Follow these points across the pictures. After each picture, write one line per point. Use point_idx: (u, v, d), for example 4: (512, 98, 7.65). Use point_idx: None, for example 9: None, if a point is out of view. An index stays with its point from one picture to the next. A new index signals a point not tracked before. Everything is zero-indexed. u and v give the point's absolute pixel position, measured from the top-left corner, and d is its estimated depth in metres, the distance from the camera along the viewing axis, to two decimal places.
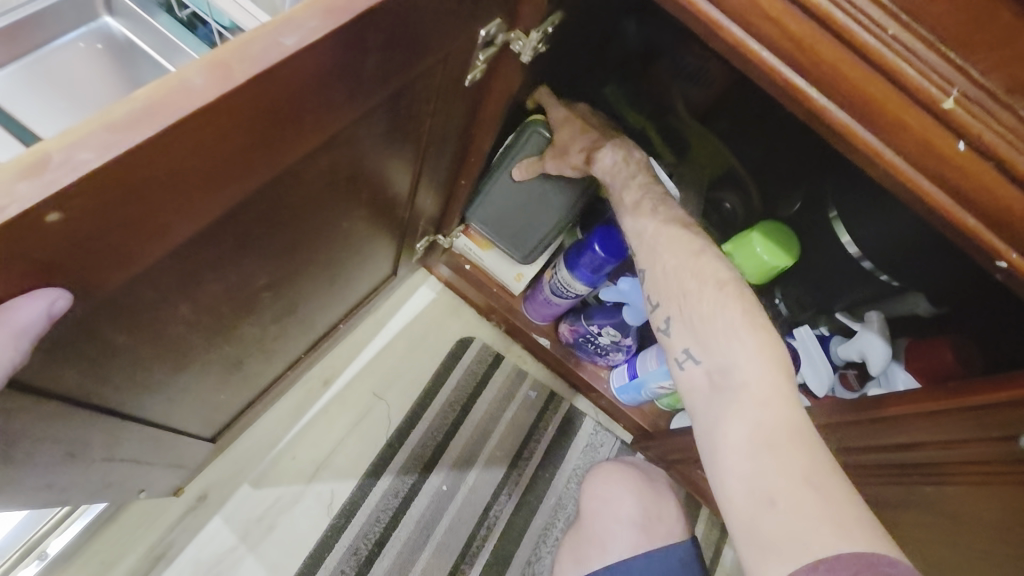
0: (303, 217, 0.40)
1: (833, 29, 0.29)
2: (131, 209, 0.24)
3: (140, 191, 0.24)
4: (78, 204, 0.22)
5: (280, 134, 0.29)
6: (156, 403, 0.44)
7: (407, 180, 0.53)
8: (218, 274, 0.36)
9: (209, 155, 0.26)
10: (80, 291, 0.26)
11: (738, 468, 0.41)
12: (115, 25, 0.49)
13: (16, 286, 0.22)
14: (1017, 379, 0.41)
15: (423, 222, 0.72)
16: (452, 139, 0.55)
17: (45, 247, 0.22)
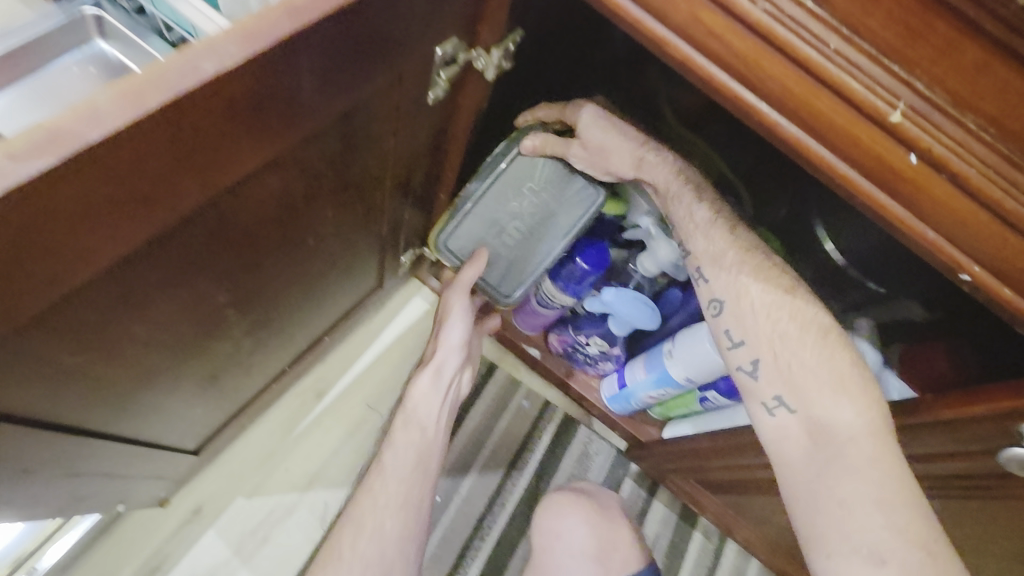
0: (259, 235, 0.40)
1: (776, 45, 0.29)
2: (46, 235, 0.24)
3: (54, 217, 0.23)
4: None
5: (211, 156, 0.29)
6: (126, 418, 0.45)
7: (377, 194, 0.53)
8: (168, 293, 0.36)
9: (131, 179, 0.26)
10: (0, 317, 0.25)
11: (850, 536, 0.41)
12: None
13: None
14: (989, 393, 0.39)
15: (406, 234, 0.72)
16: (423, 154, 0.55)
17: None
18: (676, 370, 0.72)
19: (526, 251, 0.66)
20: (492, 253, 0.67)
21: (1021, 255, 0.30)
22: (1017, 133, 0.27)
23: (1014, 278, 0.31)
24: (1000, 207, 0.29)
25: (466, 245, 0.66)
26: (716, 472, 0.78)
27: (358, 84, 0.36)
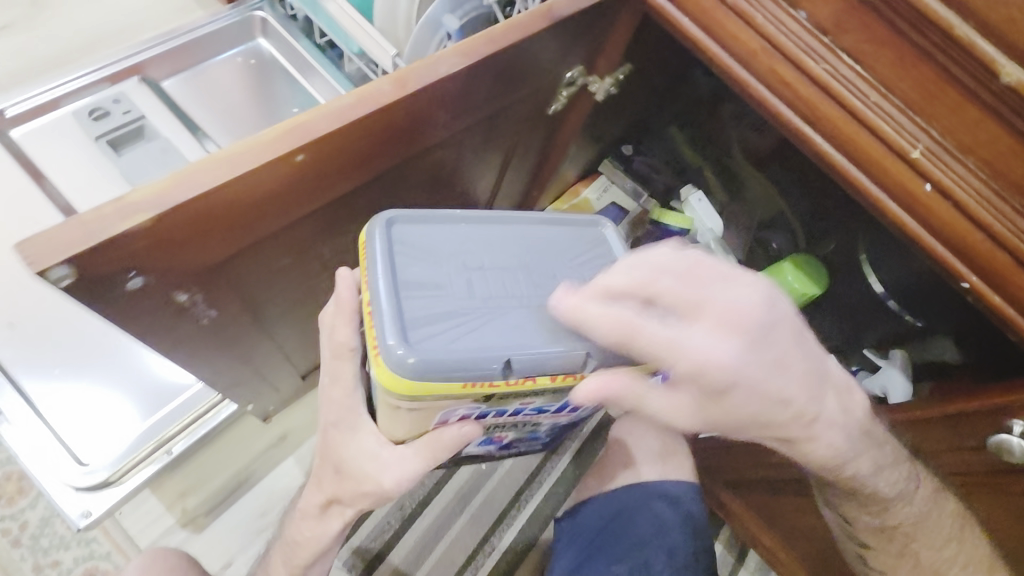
0: (413, 193, 0.54)
1: (832, 94, 0.40)
2: (330, 163, 0.38)
3: (339, 152, 0.37)
4: (313, 151, 0.35)
5: (415, 131, 0.43)
6: (288, 326, 0.59)
7: (491, 180, 0.66)
8: (351, 226, 0.50)
9: (376, 138, 0.39)
10: (281, 214, 0.38)
11: None
12: (266, 49, 0.99)
13: (265, 201, 0.36)
14: (981, 393, 0.48)
15: None
16: (532, 151, 0.69)
17: (281, 180, 0.35)
18: None
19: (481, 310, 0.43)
20: (440, 282, 0.44)
21: (1008, 268, 0.38)
22: (1005, 174, 0.36)
23: (1005, 290, 0.39)
24: (992, 228, 0.38)
25: (410, 249, 0.45)
26: (745, 470, 0.86)
27: (507, 93, 0.49)
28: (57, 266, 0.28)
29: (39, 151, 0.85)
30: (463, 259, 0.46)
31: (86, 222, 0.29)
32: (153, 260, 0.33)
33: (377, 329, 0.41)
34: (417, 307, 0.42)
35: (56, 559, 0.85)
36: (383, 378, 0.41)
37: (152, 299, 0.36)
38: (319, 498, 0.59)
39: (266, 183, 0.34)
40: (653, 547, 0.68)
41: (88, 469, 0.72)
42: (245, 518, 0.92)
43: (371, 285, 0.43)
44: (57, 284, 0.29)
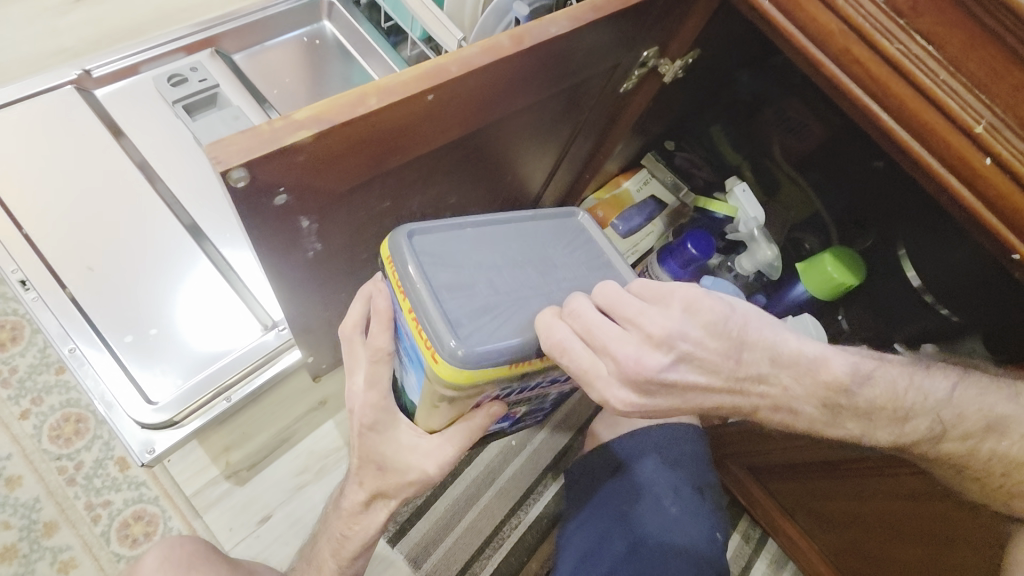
0: (495, 153, 0.59)
1: (902, 73, 0.44)
2: (449, 109, 0.43)
3: (459, 99, 0.43)
4: (440, 94, 0.40)
5: (516, 90, 0.48)
6: (362, 277, 0.63)
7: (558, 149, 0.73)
8: (442, 176, 0.54)
9: (488, 91, 0.44)
10: (401, 153, 0.44)
11: None
12: (331, 35, 1.03)
13: (394, 137, 0.41)
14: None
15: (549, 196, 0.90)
16: (596, 126, 0.74)
17: (409, 117, 0.40)
18: None
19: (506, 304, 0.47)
20: (468, 281, 0.47)
21: None
22: None
23: None
24: None
25: (434, 257, 0.47)
26: (769, 456, 0.89)
27: (593, 66, 0.54)
28: (237, 168, 0.34)
29: (120, 113, 0.91)
30: (483, 262, 0.49)
31: (260, 135, 0.35)
32: (301, 179, 0.39)
33: (425, 329, 0.43)
34: (459, 305, 0.45)
35: (107, 499, 0.89)
36: (441, 372, 0.44)
37: (284, 219, 0.42)
38: (364, 491, 0.62)
39: (400, 118, 0.40)
40: (662, 490, 0.75)
41: (157, 406, 0.77)
42: (285, 476, 0.95)
43: (408, 297, 0.45)
44: (233, 185, 0.35)
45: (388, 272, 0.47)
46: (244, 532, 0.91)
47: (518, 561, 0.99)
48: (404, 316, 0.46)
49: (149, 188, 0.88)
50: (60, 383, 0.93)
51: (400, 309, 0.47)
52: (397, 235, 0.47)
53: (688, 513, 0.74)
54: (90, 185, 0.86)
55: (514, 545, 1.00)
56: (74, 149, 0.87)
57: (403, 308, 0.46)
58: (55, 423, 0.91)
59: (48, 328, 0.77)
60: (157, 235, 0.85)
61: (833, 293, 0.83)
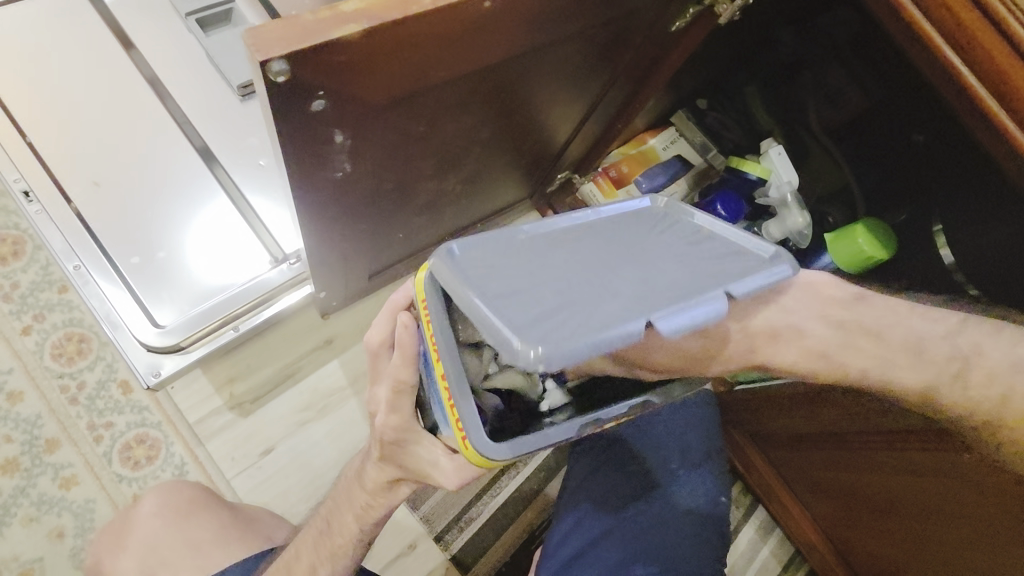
0: (534, 85, 0.57)
1: (994, 19, 0.42)
2: (499, 23, 0.40)
3: (511, 11, 0.39)
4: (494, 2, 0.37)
5: (568, 9, 0.45)
6: (384, 208, 0.60)
7: (596, 91, 0.70)
8: (474, 106, 0.51)
9: (543, 5, 0.41)
10: (444, 68, 0.41)
11: None
12: None
13: (439, 47, 0.38)
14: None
15: (579, 143, 0.87)
16: (637, 72, 0.70)
17: (461, 24, 0.37)
18: None
19: (578, 310, 0.36)
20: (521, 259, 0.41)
21: None
22: None
23: None
24: None
25: (485, 262, 0.39)
26: (775, 424, 0.89)
27: None
28: (278, 59, 0.31)
29: (130, 21, 0.85)
30: (547, 260, 0.40)
31: (305, 25, 0.32)
32: (342, 84, 0.36)
33: (461, 417, 0.40)
34: (517, 312, 0.35)
35: (109, 421, 0.88)
36: (473, 460, 0.41)
37: (320, 127, 0.39)
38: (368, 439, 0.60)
39: (452, 26, 0.37)
40: (670, 450, 0.76)
41: (162, 330, 0.76)
42: (288, 412, 0.94)
43: (442, 364, 0.41)
44: (275, 79, 0.33)
45: (423, 317, 0.43)
46: (245, 463, 0.91)
47: (514, 508, 1.00)
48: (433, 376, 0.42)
49: (159, 104, 0.83)
50: (63, 302, 0.91)
51: (428, 354, 0.43)
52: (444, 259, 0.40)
53: (692, 473, 0.75)
54: (98, 97, 0.81)
55: (511, 494, 1.00)
56: (81, 57, 0.82)
57: (434, 367, 0.42)
58: (57, 341, 0.89)
59: (54, 242, 0.75)
60: (166, 156, 0.82)
61: (862, 266, 0.80)
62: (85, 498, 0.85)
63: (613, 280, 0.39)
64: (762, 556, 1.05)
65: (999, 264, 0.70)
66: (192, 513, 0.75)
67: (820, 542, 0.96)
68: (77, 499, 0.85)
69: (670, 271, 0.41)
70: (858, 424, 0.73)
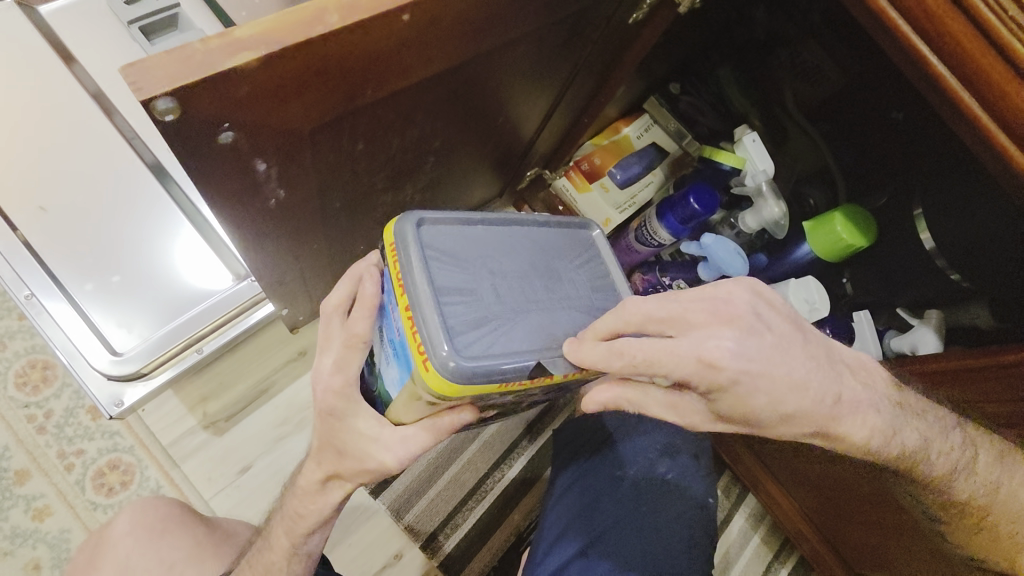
0: (489, 88, 0.53)
1: (959, 5, 0.39)
2: (432, 32, 0.36)
3: (445, 19, 0.36)
4: (417, 13, 0.33)
5: (511, 10, 0.41)
6: (337, 226, 0.58)
7: (555, 89, 0.67)
8: (419, 118, 0.48)
9: (472, 13, 0.38)
10: (377, 82, 0.38)
11: None
12: None
13: (361, 64, 0.35)
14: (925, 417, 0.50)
15: (547, 138, 0.84)
16: (599, 64, 0.67)
17: (378, 40, 0.34)
18: None
19: (490, 321, 0.45)
20: (463, 254, 0.47)
21: None
22: None
23: None
24: None
25: (444, 254, 0.46)
26: None
27: None
28: (162, 96, 0.28)
29: (68, 32, 0.80)
30: (485, 264, 0.48)
31: (193, 57, 0.29)
32: (249, 111, 0.33)
33: (417, 328, 0.43)
34: (451, 309, 0.44)
35: (80, 448, 0.86)
36: (431, 382, 0.42)
37: (235, 159, 0.36)
38: (321, 472, 0.58)
39: (366, 44, 0.33)
40: (656, 455, 0.73)
41: (119, 358, 0.73)
42: (265, 427, 0.93)
43: (403, 281, 0.44)
44: (161, 118, 0.29)
45: (389, 261, 0.46)
46: (223, 482, 0.90)
47: (501, 510, 0.99)
48: (398, 309, 0.44)
49: (106, 119, 0.79)
50: (24, 328, 0.88)
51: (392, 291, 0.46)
52: (414, 222, 0.46)
53: (682, 475, 0.73)
54: (43, 119, 0.78)
55: (496, 497, 1.00)
56: (19, 75, 0.78)
57: (399, 302, 0.45)
58: (21, 369, 0.87)
59: (1, 274, 0.72)
60: (117, 177, 0.78)
61: (841, 254, 0.78)
62: (59, 528, 0.84)
63: (525, 297, 0.48)
64: (753, 544, 1.05)
65: (972, 250, 0.70)
66: (166, 532, 0.72)
67: (810, 532, 0.95)
68: (51, 530, 0.83)
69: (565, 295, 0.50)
70: None
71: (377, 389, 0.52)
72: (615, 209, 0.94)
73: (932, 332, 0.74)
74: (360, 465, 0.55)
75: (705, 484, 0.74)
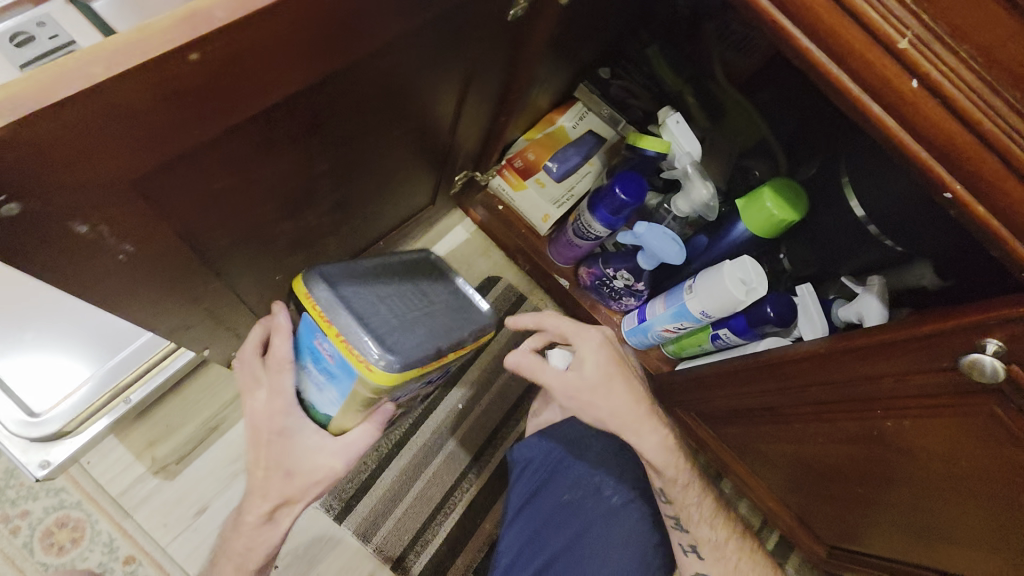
0: (369, 107, 0.51)
1: None
2: (243, 64, 0.33)
3: (257, 48, 0.33)
4: (208, 49, 0.31)
5: (352, 26, 0.39)
6: (236, 264, 0.56)
7: (455, 96, 0.65)
8: (287, 148, 0.46)
9: (290, 39, 0.35)
10: (196, 119, 0.35)
11: None
12: None
13: (157, 107, 0.32)
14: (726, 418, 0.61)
15: (468, 143, 0.82)
16: (496, 65, 0.65)
17: (171, 81, 0.31)
18: (694, 303, 0.79)
19: (409, 328, 0.49)
20: (365, 286, 0.51)
21: (997, 175, 0.36)
22: (999, 61, 0.33)
23: (993, 201, 0.37)
24: (971, 114, 0.35)
25: (352, 288, 0.49)
26: (719, 401, 0.86)
27: None
28: None
29: None
30: (383, 290, 0.52)
31: None
32: (19, 177, 0.28)
33: (355, 342, 0.45)
34: (375, 324, 0.47)
35: (25, 510, 0.84)
36: (385, 380, 0.46)
37: (42, 227, 0.32)
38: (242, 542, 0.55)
39: (152, 91, 0.30)
40: (601, 476, 0.72)
41: (38, 421, 0.71)
42: (218, 466, 0.91)
43: (325, 310, 0.46)
44: None
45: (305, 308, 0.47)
46: (179, 527, 0.87)
47: (472, 522, 0.98)
48: (326, 337, 0.46)
49: None
50: None
51: (310, 327, 0.48)
52: (318, 271, 0.48)
53: (631, 495, 0.71)
54: None
55: (466, 507, 0.98)
56: None
57: (325, 331, 0.46)
58: None
59: None
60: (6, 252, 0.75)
61: (774, 231, 0.76)
62: None
63: (416, 314, 0.52)
64: None
65: (896, 219, 0.69)
66: None
67: (782, 510, 0.94)
68: None
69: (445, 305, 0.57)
70: (810, 392, 0.67)
71: (316, 413, 0.53)
72: (553, 204, 0.94)
73: (876, 299, 0.70)
74: (305, 479, 0.54)
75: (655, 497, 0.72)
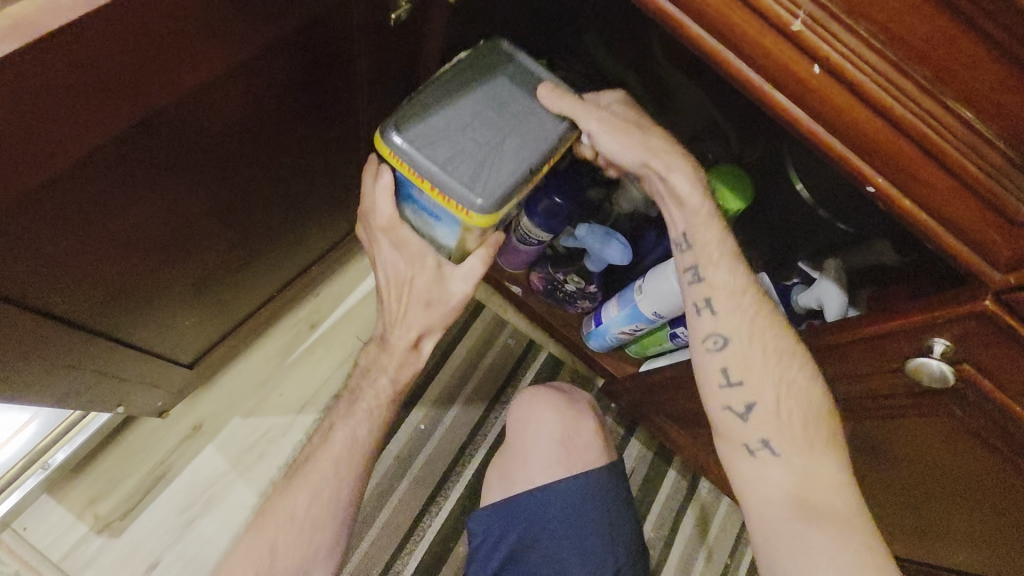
0: (240, 135, 0.46)
1: None
2: (20, 115, 0.29)
3: (32, 95, 0.29)
4: None
5: (169, 51, 0.34)
6: (119, 318, 0.51)
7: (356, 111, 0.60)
8: (137, 192, 0.41)
9: (81, 72, 0.30)
10: None
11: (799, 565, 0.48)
12: None
13: None
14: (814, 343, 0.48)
15: None
16: (395, 72, 0.60)
17: None
18: (645, 305, 0.74)
19: (490, 164, 0.50)
20: (437, 127, 0.51)
21: (918, 164, 0.35)
22: (904, 38, 0.32)
23: (914, 192, 0.37)
24: (876, 94, 0.34)
25: (429, 137, 0.50)
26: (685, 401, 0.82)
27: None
28: None
29: None
30: (455, 123, 0.51)
31: None
32: None
33: (446, 193, 0.50)
34: (457, 169, 0.50)
35: None
36: (480, 223, 0.51)
37: None
38: None
39: None
40: (563, 550, 0.63)
41: None
42: (167, 516, 0.85)
43: (414, 168, 0.50)
44: None
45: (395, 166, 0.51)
46: None
47: (445, 547, 0.93)
48: (424, 193, 0.52)
49: None
50: None
51: (405, 179, 0.52)
52: (390, 131, 0.50)
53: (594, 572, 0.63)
54: None
55: (437, 533, 0.94)
56: None
57: (420, 186, 0.51)
58: None
59: None
60: None
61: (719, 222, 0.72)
62: None
63: (492, 139, 0.51)
64: (715, 521, 1.01)
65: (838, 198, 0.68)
66: None
67: None
68: None
69: (522, 117, 0.53)
70: None
71: (435, 241, 0.58)
72: None
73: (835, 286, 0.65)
74: (442, 308, 0.59)
75: (620, 556, 0.65)
